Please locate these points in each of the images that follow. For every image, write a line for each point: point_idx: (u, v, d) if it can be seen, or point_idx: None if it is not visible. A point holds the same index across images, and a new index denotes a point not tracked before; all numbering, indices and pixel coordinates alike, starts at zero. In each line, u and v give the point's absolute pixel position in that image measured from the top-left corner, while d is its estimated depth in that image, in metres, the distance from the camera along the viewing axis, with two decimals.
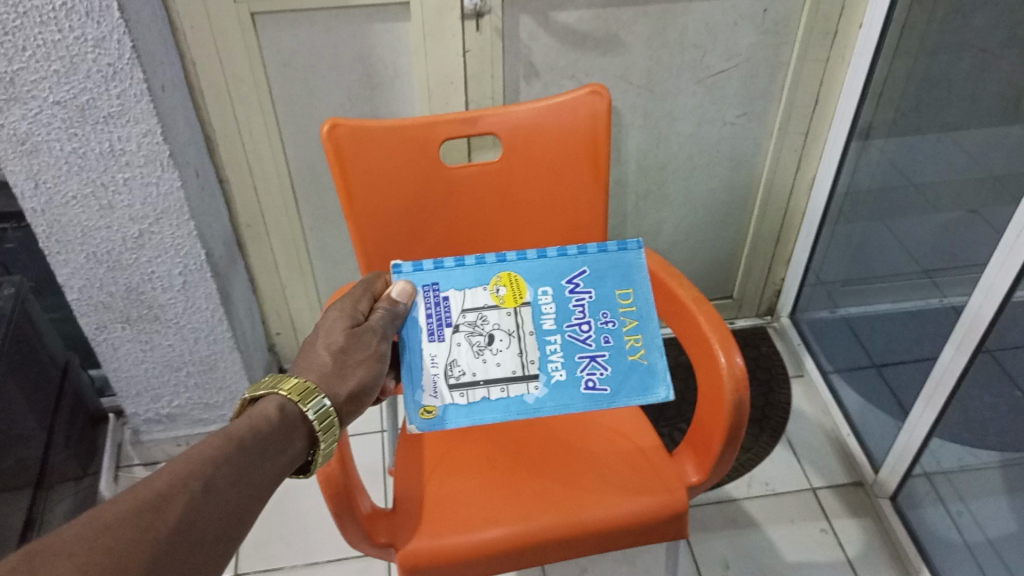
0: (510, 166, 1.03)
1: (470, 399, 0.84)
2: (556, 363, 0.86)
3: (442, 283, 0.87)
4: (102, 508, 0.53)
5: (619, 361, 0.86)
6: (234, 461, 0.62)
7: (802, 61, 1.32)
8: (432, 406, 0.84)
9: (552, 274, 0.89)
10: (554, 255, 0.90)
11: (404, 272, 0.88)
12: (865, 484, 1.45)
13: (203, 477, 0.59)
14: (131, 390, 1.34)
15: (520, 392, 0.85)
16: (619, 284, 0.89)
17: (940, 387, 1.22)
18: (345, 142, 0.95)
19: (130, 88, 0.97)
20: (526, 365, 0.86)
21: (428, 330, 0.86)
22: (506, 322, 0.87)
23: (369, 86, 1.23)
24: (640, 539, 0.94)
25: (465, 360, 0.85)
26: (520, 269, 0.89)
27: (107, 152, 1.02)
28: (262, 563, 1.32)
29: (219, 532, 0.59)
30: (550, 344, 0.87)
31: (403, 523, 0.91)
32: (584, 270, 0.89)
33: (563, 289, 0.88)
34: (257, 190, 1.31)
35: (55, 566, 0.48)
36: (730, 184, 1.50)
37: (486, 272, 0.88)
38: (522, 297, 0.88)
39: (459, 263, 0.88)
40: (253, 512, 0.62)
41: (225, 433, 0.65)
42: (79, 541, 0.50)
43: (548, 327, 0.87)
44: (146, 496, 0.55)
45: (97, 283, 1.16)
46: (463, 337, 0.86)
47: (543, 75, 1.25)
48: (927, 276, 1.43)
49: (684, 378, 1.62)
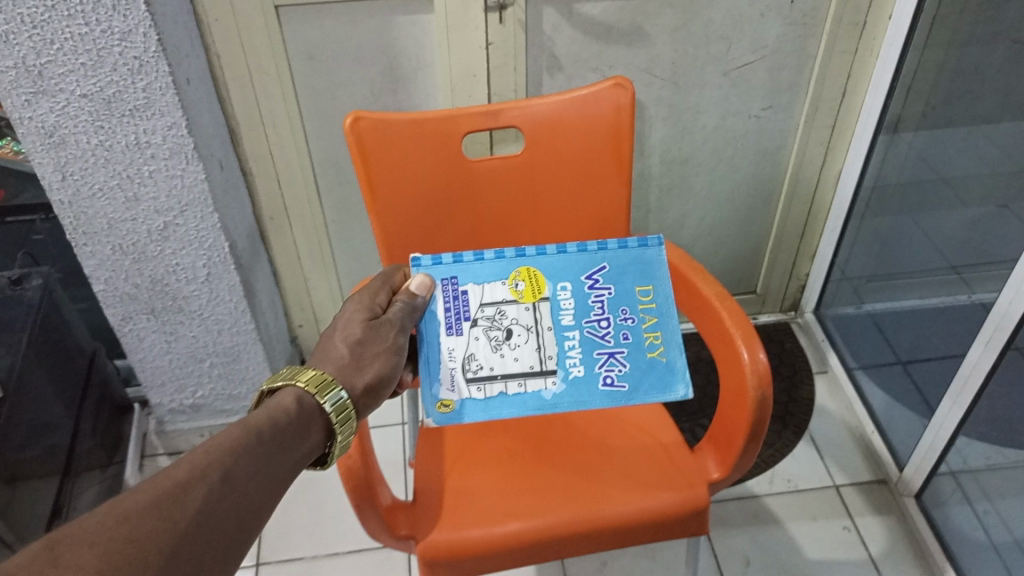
0: (533, 160, 1.02)
1: (488, 394, 0.84)
2: (574, 359, 0.86)
3: (460, 277, 0.87)
4: (123, 498, 0.54)
5: (638, 358, 0.86)
6: (253, 453, 0.63)
7: (830, 53, 1.30)
8: (449, 400, 0.84)
9: (571, 269, 0.89)
10: (574, 250, 0.89)
11: (423, 265, 0.88)
12: (889, 482, 1.43)
13: (222, 468, 0.60)
14: (155, 381, 1.36)
15: (537, 387, 0.85)
16: (639, 280, 0.89)
17: (968, 385, 1.20)
18: (367, 135, 0.95)
19: (155, 80, 0.98)
20: (544, 361, 0.85)
21: (447, 324, 0.86)
22: (524, 317, 0.87)
23: (392, 79, 1.23)
24: (661, 535, 0.94)
25: (483, 355, 0.85)
26: (540, 263, 0.89)
27: (133, 144, 1.03)
28: (283, 553, 1.33)
29: (239, 523, 0.59)
30: (568, 340, 0.86)
31: (423, 516, 0.91)
32: (603, 265, 0.89)
33: (582, 285, 0.88)
34: (281, 183, 1.32)
35: (77, 555, 0.49)
36: (755, 178, 1.49)
37: (505, 267, 0.88)
38: (541, 293, 0.88)
39: (478, 257, 0.88)
40: (271, 502, 0.63)
41: (244, 424, 0.65)
42: (100, 529, 0.51)
43: (566, 322, 0.87)
44: (166, 487, 0.56)
45: (123, 275, 1.17)
46: (481, 331, 0.86)
47: (566, 68, 1.24)
48: (955, 272, 1.41)
49: (706, 373, 1.61)
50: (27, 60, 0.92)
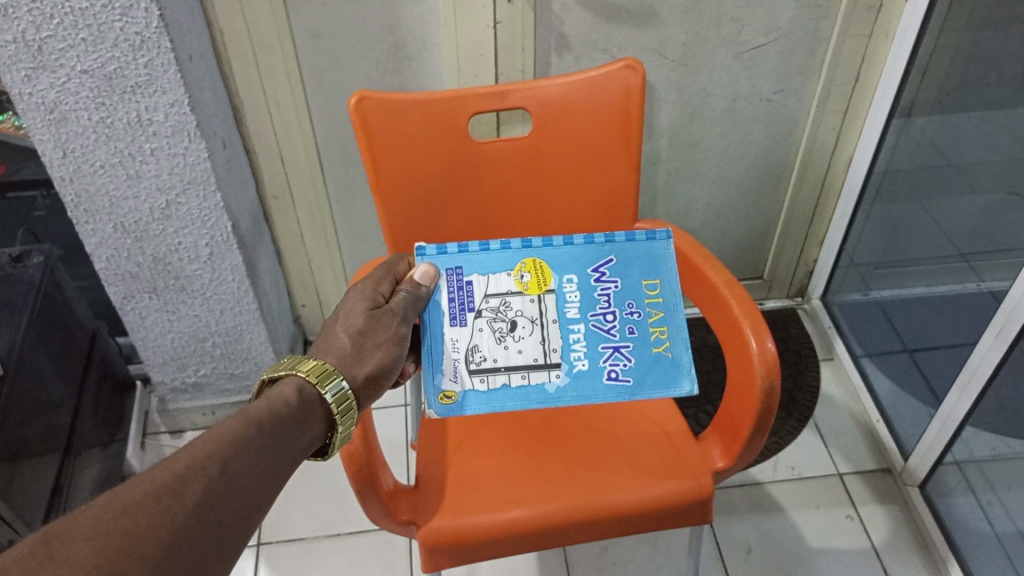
0: (539, 142, 1.01)
1: (490, 385, 0.83)
2: (578, 352, 0.85)
3: (465, 268, 0.86)
4: (121, 490, 0.53)
5: (643, 352, 0.85)
6: (253, 443, 0.62)
7: (844, 36, 1.28)
8: (451, 391, 0.83)
9: (578, 261, 0.87)
10: (580, 242, 0.88)
11: (427, 255, 0.87)
12: (893, 471, 1.42)
13: (222, 459, 0.59)
14: (157, 360, 1.35)
15: (541, 380, 0.84)
16: (646, 274, 0.87)
17: (976, 376, 1.19)
18: (372, 116, 0.93)
19: (157, 57, 0.96)
20: (548, 354, 0.84)
21: (450, 314, 0.85)
22: (529, 309, 0.85)
23: (398, 58, 1.21)
24: (665, 523, 0.93)
25: (487, 346, 0.84)
26: (545, 255, 0.87)
27: (134, 122, 1.02)
28: (284, 534, 1.33)
29: (238, 515, 0.58)
30: (573, 333, 0.85)
31: (426, 501, 0.91)
32: (610, 259, 0.88)
33: (589, 277, 0.87)
34: (284, 162, 1.30)
35: (73, 550, 0.48)
36: (765, 162, 1.47)
37: (511, 258, 0.87)
38: (546, 284, 0.86)
39: (483, 248, 0.87)
40: (272, 496, 0.62)
41: (244, 414, 0.64)
42: (96, 522, 0.50)
43: (571, 315, 0.86)
44: (165, 479, 0.55)
45: (124, 253, 1.16)
46: (486, 323, 0.85)
47: (575, 48, 1.22)
48: (964, 260, 1.39)
49: (711, 359, 1.60)
50: (26, 35, 0.91)
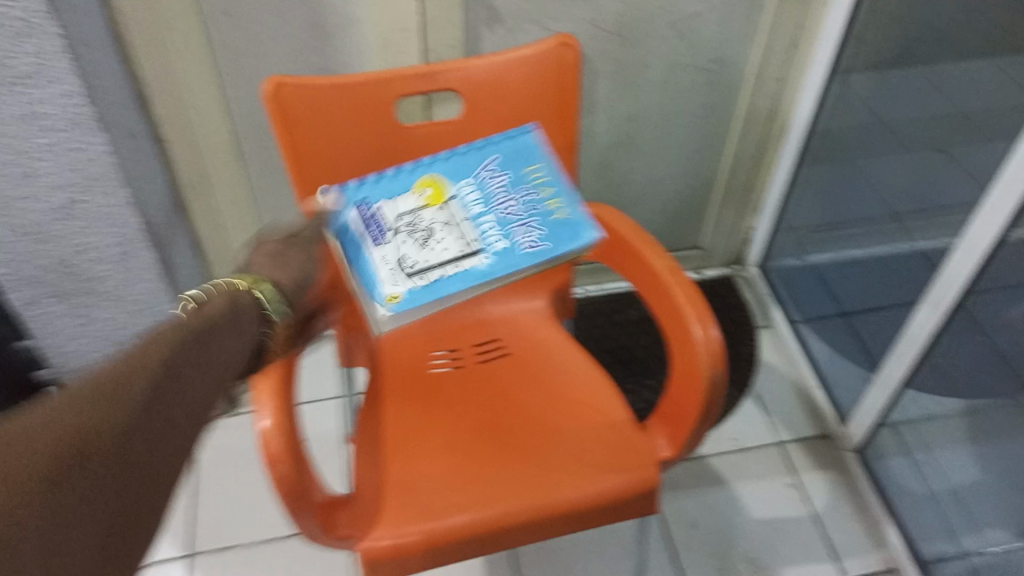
0: (471, 125, 0.95)
1: (429, 279, 0.83)
2: (493, 236, 0.87)
3: (369, 199, 0.90)
4: (71, 390, 0.53)
5: (546, 220, 0.89)
6: (190, 346, 0.63)
7: (783, 4, 1.25)
8: (394, 293, 0.82)
9: (467, 166, 0.92)
10: (463, 150, 0.93)
11: (331, 195, 0.90)
12: (832, 437, 1.44)
13: (166, 358, 0.59)
14: (72, 364, 1.27)
15: (471, 263, 0.84)
16: (527, 162, 0.93)
17: (912, 343, 1.20)
18: (290, 103, 0.86)
19: (47, 44, 0.87)
20: (468, 244, 0.86)
21: (370, 238, 0.87)
22: (438, 216, 0.88)
23: (319, 35, 1.13)
24: (612, 516, 0.91)
25: (414, 251, 0.85)
26: (439, 170, 0.92)
27: (25, 116, 0.92)
28: (219, 539, 1.28)
29: (189, 409, 0.60)
30: (483, 222, 0.88)
31: (366, 512, 0.87)
32: (493, 157, 0.93)
33: (479, 177, 0.91)
34: (198, 148, 1.21)
35: (39, 436, 0.47)
36: (702, 132, 1.44)
37: (407, 182, 0.91)
38: (446, 193, 0.90)
39: (378, 178, 0.91)
40: (214, 392, 0.63)
41: (178, 322, 0.65)
42: (54, 412, 0.50)
43: (477, 210, 0.89)
44: (115, 374, 0.55)
45: (24, 257, 1.07)
46: (405, 235, 0.87)
47: (506, 21, 1.16)
48: (894, 219, 1.43)
49: (651, 332, 1.59)
50: None
